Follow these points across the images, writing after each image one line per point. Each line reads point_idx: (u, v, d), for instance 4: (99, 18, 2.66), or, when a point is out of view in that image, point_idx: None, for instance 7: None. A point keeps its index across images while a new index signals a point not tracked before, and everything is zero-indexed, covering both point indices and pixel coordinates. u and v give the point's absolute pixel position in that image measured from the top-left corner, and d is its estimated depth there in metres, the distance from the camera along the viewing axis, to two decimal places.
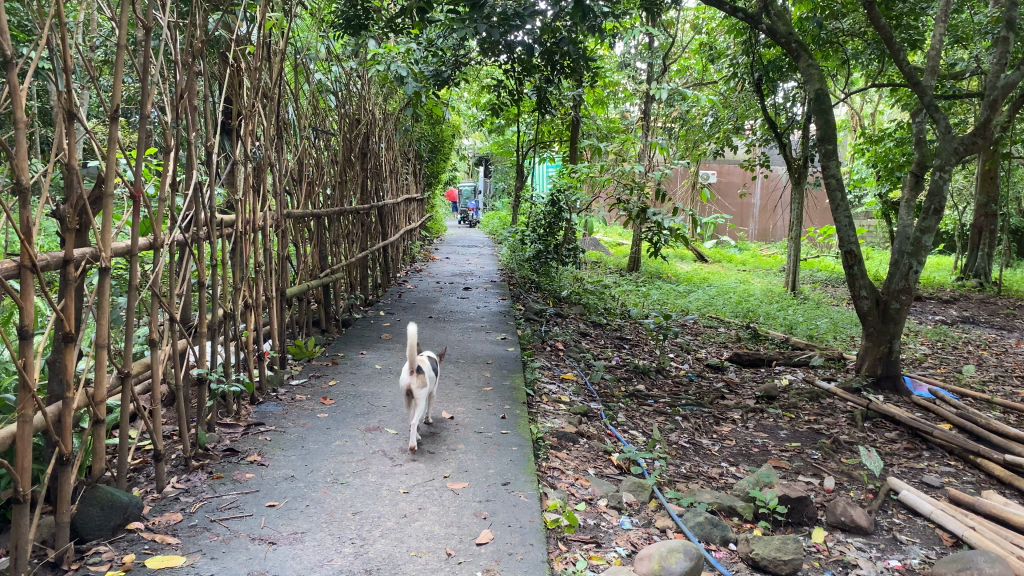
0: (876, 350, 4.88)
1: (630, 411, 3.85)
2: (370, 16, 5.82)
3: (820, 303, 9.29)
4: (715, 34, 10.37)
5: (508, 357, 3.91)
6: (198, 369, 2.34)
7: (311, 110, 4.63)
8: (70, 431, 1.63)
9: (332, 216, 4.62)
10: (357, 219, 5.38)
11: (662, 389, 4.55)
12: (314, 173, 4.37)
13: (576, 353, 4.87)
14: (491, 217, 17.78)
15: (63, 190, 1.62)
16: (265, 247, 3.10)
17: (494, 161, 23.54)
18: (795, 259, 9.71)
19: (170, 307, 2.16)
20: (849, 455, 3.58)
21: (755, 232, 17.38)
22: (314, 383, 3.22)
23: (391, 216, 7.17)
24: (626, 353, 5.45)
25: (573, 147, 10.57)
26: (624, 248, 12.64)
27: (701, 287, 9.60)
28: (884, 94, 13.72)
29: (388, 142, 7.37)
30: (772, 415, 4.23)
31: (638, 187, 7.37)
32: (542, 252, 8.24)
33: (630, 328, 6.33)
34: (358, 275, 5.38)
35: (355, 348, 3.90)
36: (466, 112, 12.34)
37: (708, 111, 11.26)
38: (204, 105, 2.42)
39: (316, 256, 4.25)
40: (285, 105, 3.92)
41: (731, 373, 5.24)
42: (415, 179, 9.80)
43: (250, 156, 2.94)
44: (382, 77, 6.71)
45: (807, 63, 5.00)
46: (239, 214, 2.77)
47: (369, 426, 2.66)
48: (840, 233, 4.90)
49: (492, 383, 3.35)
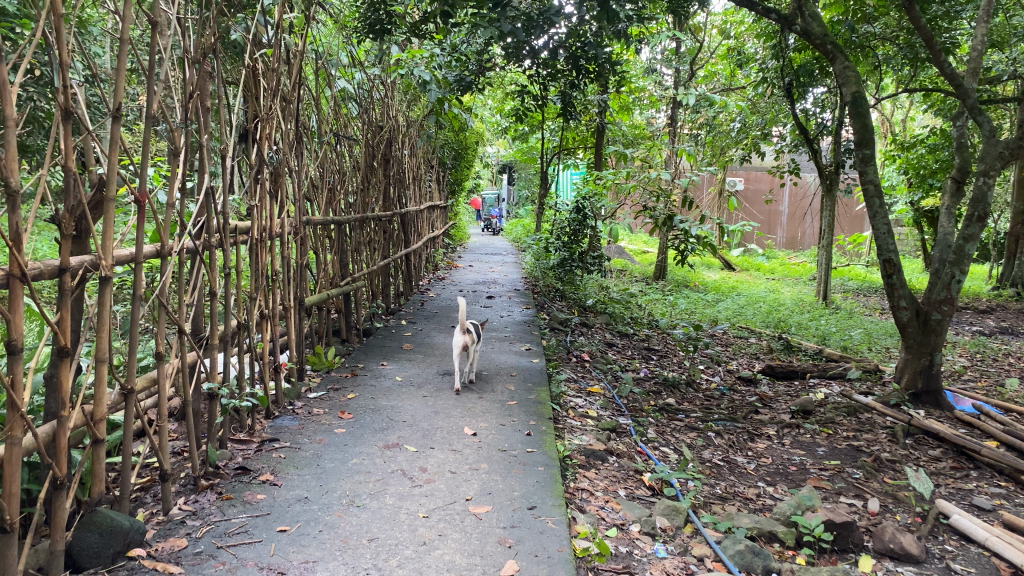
0: (917, 363, 4.68)
1: (660, 427, 3.71)
2: (391, 20, 5.73)
3: (853, 313, 9.05)
4: (743, 38, 10.19)
5: (534, 368, 3.77)
6: (209, 383, 2.23)
7: (334, 115, 4.54)
8: (66, 453, 1.51)
9: (353, 224, 4.51)
10: (379, 226, 5.28)
11: (693, 403, 4.39)
12: (335, 179, 4.27)
13: (603, 365, 4.73)
14: (516, 225, 17.66)
15: (61, 195, 1.51)
16: (282, 255, 3.00)
17: (517, 168, 23.46)
18: (826, 268, 9.48)
19: (179, 319, 2.05)
20: (893, 475, 3.40)
21: (783, 240, 17.20)
22: (333, 396, 3.10)
23: (414, 223, 7.07)
24: (654, 364, 5.29)
25: (599, 154, 10.43)
26: (650, 256, 12.48)
27: (730, 296, 9.42)
28: (916, 99, 13.43)
29: (411, 148, 7.27)
30: (809, 430, 4.05)
31: (665, 195, 7.23)
32: (567, 260, 8.06)
33: (658, 338, 6.17)
34: (380, 284, 5.27)
35: (376, 358, 3.78)
36: (491, 119, 12.25)
37: (736, 117, 11.07)
38: (218, 107, 2.32)
39: (337, 264, 4.15)
40: (305, 109, 3.82)
41: (763, 386, 5.06)
42: (439, 187, 9.71)
43: (268, 161, 2.83)
44: (406, 84, 6.63)
45: (843, 65, 4.82)
46: (255, 220, 2.66)
47: (388, 443, 2.53)
48: (878, 241, 4.71)
49: (517, 396, 3.21)
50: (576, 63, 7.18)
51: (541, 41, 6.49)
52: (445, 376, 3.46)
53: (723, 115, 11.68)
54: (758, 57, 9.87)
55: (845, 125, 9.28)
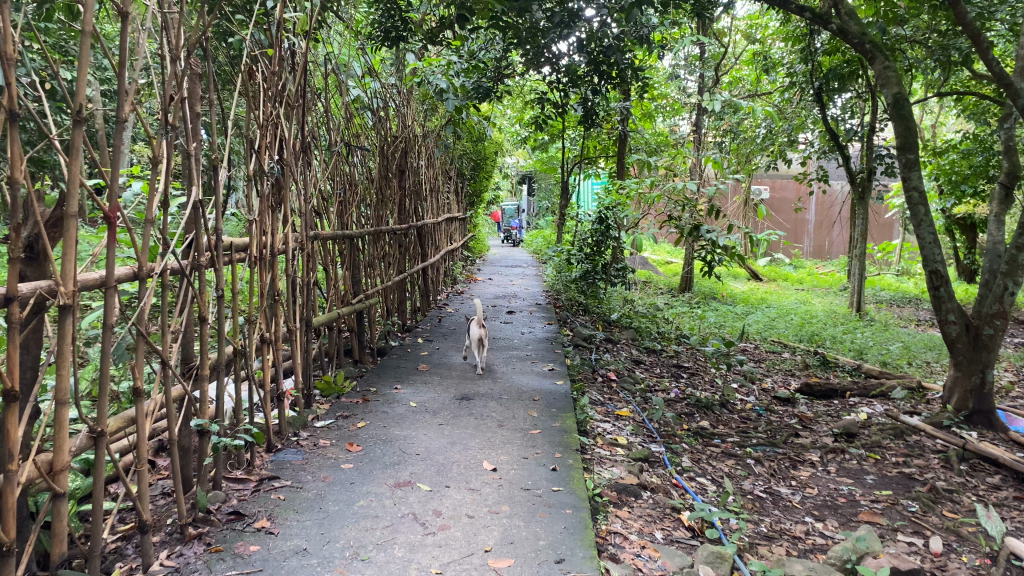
0: (967, 382, 4.37)
1: (694, 454, 3.44)
2: (408, 28, 5.54)
3: (889, 325, 8.72)
4: (769, 43, 9.92)
5: (559, 392, 3.50)
6: (199, 418, 2.00)
7: (345, 125, 4.34)
8: (13, 516, 1.31)
9: (367, 238, 4.29)
10: (395, 240, 5.07)
11: (728, 426, 4.11)
12: (348, 192, 4.05)
13: (631, 385, 4.47)
14: (537, 237, 17.44)
15: (8, 213, 1.30)
16: (286, 273, 2.77)
17: (538, 178, 23.30)
18: (859, 278, 9.15)
19: (163, 348, 1.83)
20: (953, 507, 3.11)
21: (810, 248, 16.83)
22: (342, 425, 2.87)
23: (432, 236, 6.87)
24: (685, 383, 5.02)
25: (622, 163, 10.19)
26: (674, 266, 12.22)
27: (760, 308, 9.13)
28: (948, 102, 13.06)
29: (429, 159, 7.08)
30: (855, 456, 3.77)
31: (690, 204, 6.98)
32: (590, 272, 7.78)
33: (687, 355, 5.91)
34: (396, 299, 5.05)
35: (390, 381, 3.55)
36: (510, 130, 12.08)
37: (761, 123, 10.79)
38: (207, 113, 2.10)
39: (349, 281, 3.93)
40: (314, 119, 3.62)
41: (801, 406, 4.78)
42: (458, 198, 9.54)
43: (269, 173, 2.61)
44: (422, 93, 6.44)
45: (883, 65, 4.54)
46: (254, 236, 2.44)
47: (399, 480, 2.29)
48: (924, 251, 4.41)
49: (540, 423, 2.96)
50: (597, 70, 6.97)
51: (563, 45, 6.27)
52: (463, 402, 3.21)
53: (748, 121, 11.41)
54: (785, 61, 9.60)
55: (877, 131, 8.97)
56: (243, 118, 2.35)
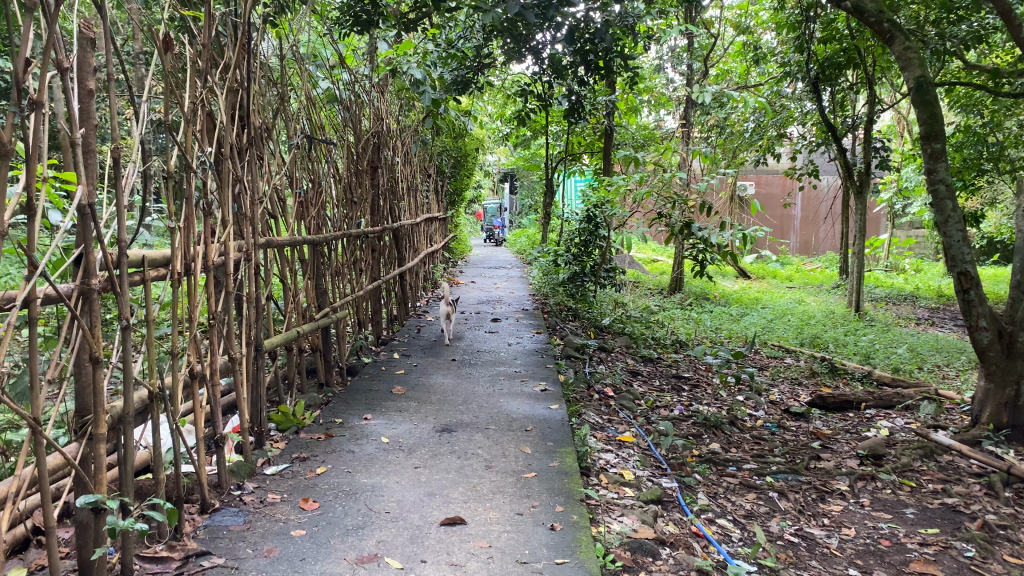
0: (1001, 395, 3.95)
1: (710, 489, 3.00)
2: (380, 12, 5.09)
3: (889, 325, 8.34)
4: (760, 31, 9.53)
5: (554, 419, 3.03)
6: (94, 492, 1.52)
7: (308, 116, 3.86)
8: None
9: (334, 243, 3.81)
10: (368, 244, 4.58)
11: (742, 450, 3.67)
12: (310, 191, 3.57)
13: (631, 403, 4.02)
14: (520, 236, 17.01)
15: None
16: (227, 289, 2.29)
17: (519, 176, 22.88)
18: (857, 276, 8.76)
19: (33, 408, 1.35)
20: (1014, 550, 2.68)
21: (796, 245, 16.50)
22: (298, 471, 2.39)
23: (410, 238, 6.39)
24: (688, 397, 4.59)
25: (608, 159, 9.78)
26: (662, 266, 11.83)
27: (754, 309, 8.71)
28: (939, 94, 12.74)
29: (405, 156, 6.61)
30: (887, 483, 3.34)
31: (681, 200, 6.57)
32: (579, 274, 7.30)
33: (686, 363, 5.48)
34: (369, 310, 4.57)
35: (359, 410, 3.07)
36: (491, 126, 11.64)
37: (751, 117, 10.42)
38: (104, 89, 1.61)
39: (313, 292, 3.44)
40: (267, 108, 3.14)
41: (817, 422, 4.36)
42: (438, 198, 9.09)
43: (201, 169, 2.13)
44: (397, 85, 5.98)
45: (903, 45, 4.13)
46: (179, 248, 1.96)
47: (362, 554, 1.82)
48: (951, 251, 4.00)
49: (536, 462, 2.49)
50: (583, 60, 6.54)
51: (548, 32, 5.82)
52: (444, 436, 2.74)
53: (736, 116, 11.05)
54: (777, 51, 9.23)
55: (875, 122, 8.60)
56: (168, 99, 1.88)
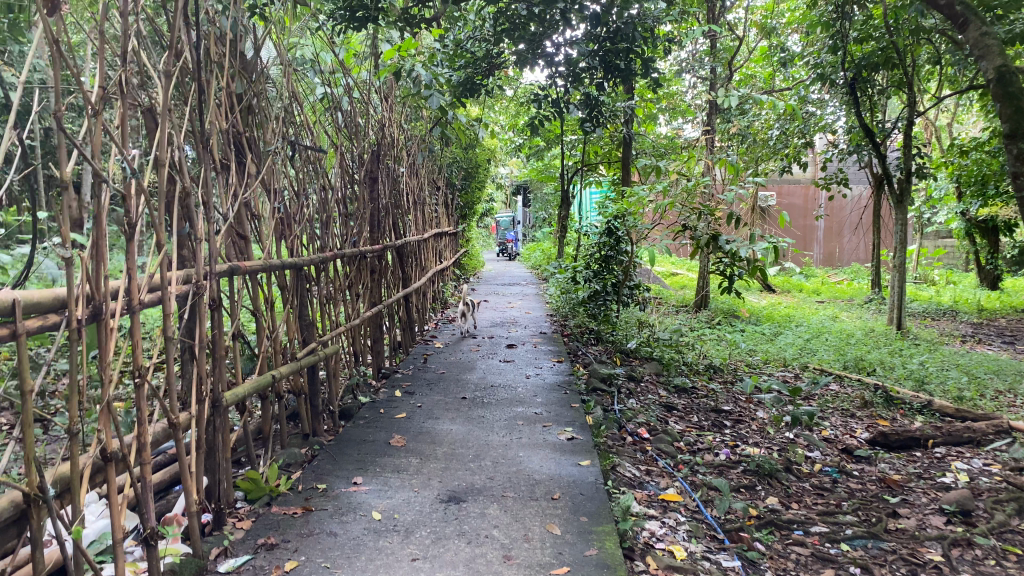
0: None
1: (779, 567, 2.44)
2: (378, 8, 4.60)
3: (934, 343, 7.72)
4: (786, 33, 9.02)
5: (585, 481, 2.48)
6: None
7: (294, 120, 3.35)
8: None
9: (324, 265, 3.28)
10: (368, 265, 4.06)
11: (806, 506, 3.11)
12: (292, 205, 3.04)
13: (669, 447, 3.47)
14: (535, 252, 16.45)
15: None
16: (165, 335, 1.76)
17: (533, 190, 22.39)
18: (898, 291, 8.15)
19: None
20: None
21: (820, 257, 15.88)
22: (261, 566, 1.86)
23: (416, 256, 5.89)
24: (732, 436, 4.03)
25: (626, 169, 9.24)
26: (682, 281, 11.28)
27: (788, 327, 8.13)
28: (971, 99, 12.18)
29: (411, 167, 6.12)
30: (988, 550, 2.76)
31: (707, 211, 6.06)
32: (600, 293, 6.70)
33: (724, 393, 4.92)
34: (369, 340, 4.05)
35: (348, 471, 2.54)
36: (503, 137, 11.17)
37: (776, 123, 9.89)
38: None
39: (297, 325, 2.91)
40: (237, 108, 2.62)
41: (883, 466, 3.78)
42: (447, 211, 8.60)
43: (125, 179, 1.61)
44: (402, 90, 5.51)
45: (979, 32, 3.60)
46: (83, 282, 1.44)
47: None
48: None
49: (569, 552, 1.94)
50: (600, 63, 6.02)
51: (563, 31, 5.30)
52: (450, 509, 2.20)
53: (760, 123, 10.52)
54: (805, 53, 8.71)
55: (913, 126, 8.00)
56: (64, 74, 1.36)
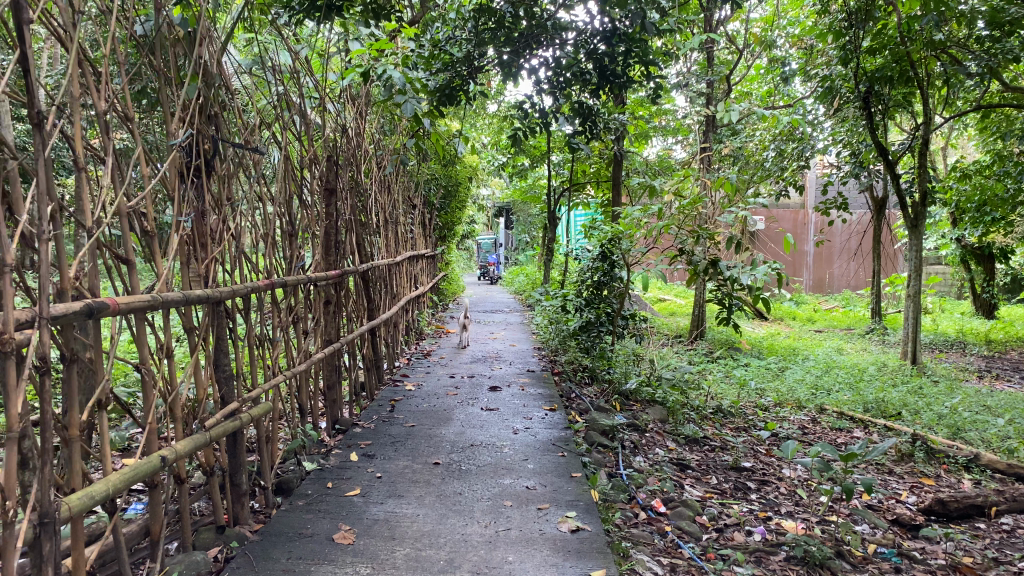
0: None
1: None
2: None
3: (953, 380, 7.09)
4: (785, 47, 8.47)
5: None
6: None
7: (229, 118, 2.64)
8: None
9: (258, 297, 2.57)
10: (323, 294, 3.34)
11: None
12: (212, 220, 2.32)
13: (695, 529, 2.75)
14: (518, 276, 15.79)
15: None
16: None
17: (517, 211, 21.84)
18: (912, 322, 7.52)
19: None
20: None
21: (810, 283, 15.34)
22: None
23: (385, 283, 5.17)
24: (761, 505, 3.33)
25: (616, 189, 8.59)
26: (674, 309, 10.64)
27: (794, 362, 7.49)
28: (970, 122, 11.71)
29: (382, 183, 5.45)
30: None
31: (706, 235, 5.41)
32: (593, 324, 5.99)
33: (741, 446, 4.22)
34: (323, 386, 3.32)
35: None
36: (485, 155, 10.54)
37: (774, 144, 9.32)
38: None
39: (212, 376, 2.19)
40: (121, 86, 1.91)
41: (948, 544, 3.08)
42: (424, 233, 7.93)
43: None
44: (370, 95, 4.82)
45: None
46: None
47: None
48: None
49: None
50: (591, 69, 5.36)
51: (552, 38, 4.66)
52: None
53: (756, 142, 9.96)
54: (807, 68, 8.16)
55: (926, 146, 7.42)
56: None
